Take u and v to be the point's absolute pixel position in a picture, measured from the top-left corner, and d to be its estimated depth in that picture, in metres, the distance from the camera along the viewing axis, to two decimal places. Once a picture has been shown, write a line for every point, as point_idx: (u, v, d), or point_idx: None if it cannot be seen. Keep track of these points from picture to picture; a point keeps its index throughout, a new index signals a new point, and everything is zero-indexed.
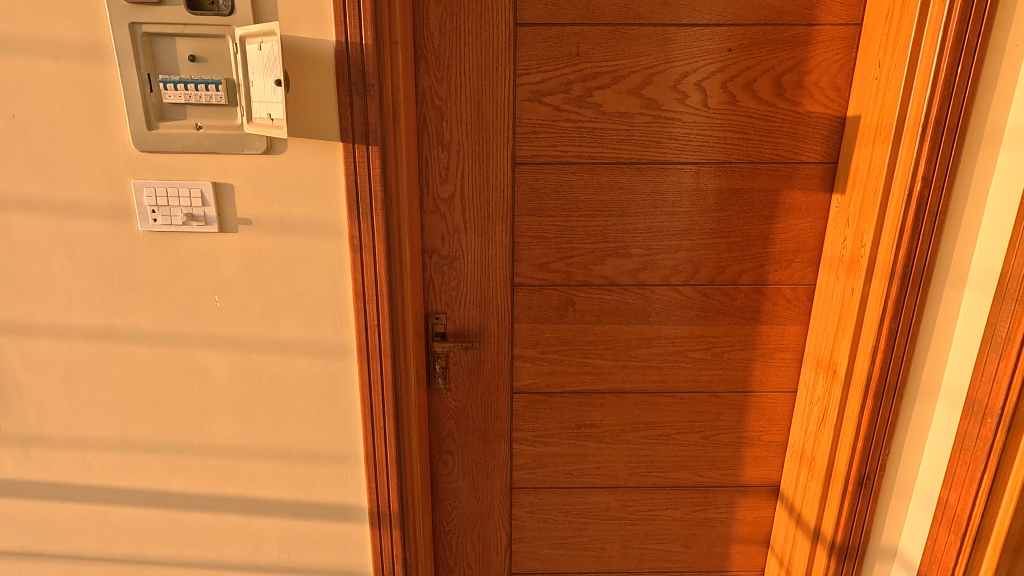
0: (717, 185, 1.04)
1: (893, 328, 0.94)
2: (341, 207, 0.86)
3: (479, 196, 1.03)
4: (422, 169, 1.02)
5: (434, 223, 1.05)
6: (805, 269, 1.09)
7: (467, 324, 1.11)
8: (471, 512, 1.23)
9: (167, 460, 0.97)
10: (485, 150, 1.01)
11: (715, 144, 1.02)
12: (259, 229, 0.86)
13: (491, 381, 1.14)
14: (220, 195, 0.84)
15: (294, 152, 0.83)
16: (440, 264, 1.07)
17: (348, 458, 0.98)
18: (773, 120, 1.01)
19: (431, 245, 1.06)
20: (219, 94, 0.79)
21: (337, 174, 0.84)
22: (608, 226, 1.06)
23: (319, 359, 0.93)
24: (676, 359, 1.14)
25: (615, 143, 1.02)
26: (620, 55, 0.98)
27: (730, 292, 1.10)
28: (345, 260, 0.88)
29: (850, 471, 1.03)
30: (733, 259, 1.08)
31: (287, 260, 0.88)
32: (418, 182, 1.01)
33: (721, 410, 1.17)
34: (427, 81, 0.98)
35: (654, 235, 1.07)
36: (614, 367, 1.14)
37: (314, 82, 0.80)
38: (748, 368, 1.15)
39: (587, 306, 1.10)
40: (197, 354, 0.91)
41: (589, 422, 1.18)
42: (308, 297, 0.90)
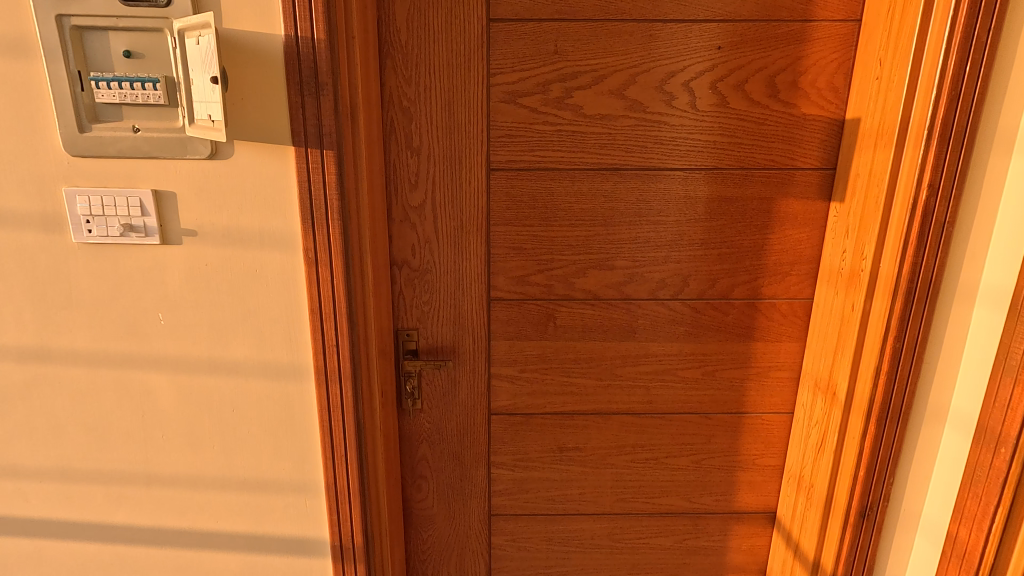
0: (707, 193, 0.97)
1: (897, 348, 0.87)
2: (295, 217, 0.79)
3: (451, 204, 0.96)
4: (391, 176, 0.95)
5: (404, 233, 0.98)
6: (802, 283, 1.01)
7: (440, 341, 1.04)
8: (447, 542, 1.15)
9: (111, 491, 0.89)
10: (456, 154, 0.94)
11: (704, 149, 0.95)
12: (205, 241, 0.79)
13: (466, 401, 1.07)
14: (161, 204, 0.77)
15: (242, 157, 0.76)
16: (412, 277, 1.00)
17: (308, 488, 0.90)
18: (765, 123, 0.94)
19: (401, 257, 0.99)
20: (157, 93, 0.72)
21: (289, 181, 0.77)
22: (590, 236, 0.99)
23: (273, 382, 0.85)
24: (665, 379, 1.07)
25: (597, 147, 0.95)
26: (602, 52, 0.91)
27: (722, 307, 1.02)
28: (300, 276, 0.81)
29: (851, 500, 0.95)
30: (724, 272, 1.01)
31: (237, 276, 0.81)
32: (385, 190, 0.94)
33: (713, 433, 1.10)
34: (394, 81, 0.91)
35: (639, 246, 0.99)
36: (598, 386, 1.07)
37: (262, 81, 0.73)
38: (741, 388, 1.07)
39: (568, 322, 1.03)
40: (140, 376, 0.84)
41: (572, 445, 1.10)
42: (260, 316, 0.82)
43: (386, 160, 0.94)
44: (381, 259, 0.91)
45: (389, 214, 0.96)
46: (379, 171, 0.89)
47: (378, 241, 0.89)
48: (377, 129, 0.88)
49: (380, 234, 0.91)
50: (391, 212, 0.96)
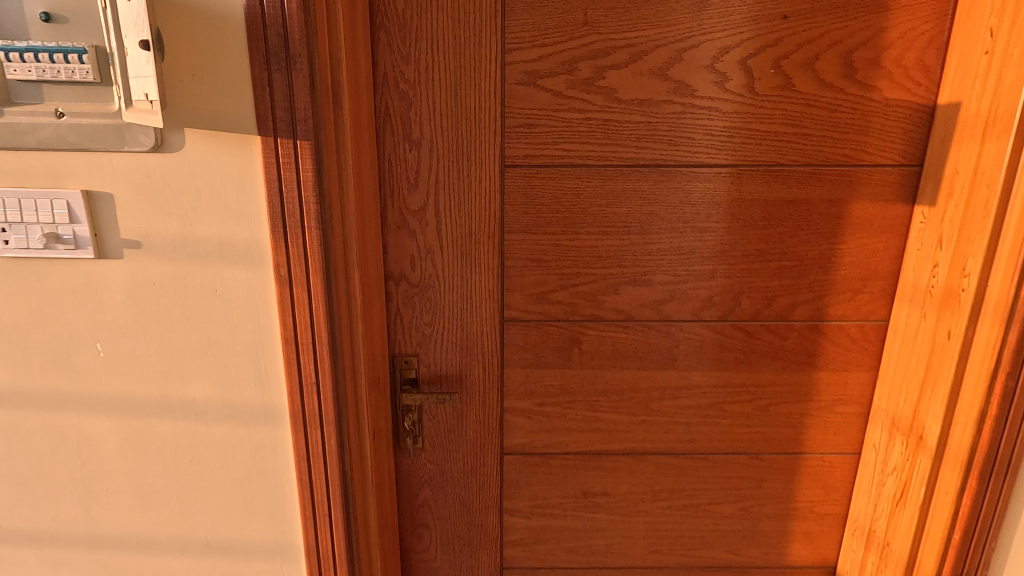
0: (765, 194, 0.81)
1: (1008, 386, 0.71)
2: (263, 225, 0.63)
3: (457, 208, 0.80)
4: (385, 174, 0.79)
5: (401, 243, 0.82)
6: (876, 302, 0.85)
7: (444, 369, 0.88)
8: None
9: (46, 555, 0.74)
10: (463, 148, 0.78)
11: (764, 142, 0.79)
12: (151, 254, 0.63)
13: (475, 439, 0.91)
14: (95, 209, 0.62)
15: (195, 149, 0.60)
16: (411, 294, 0.84)
17: (284, 553, 0.75)
18: (838, 109, 0.77)
19: (398, 270, 0.83)
20: (84, 67, 0.56)
21: (255, 180, 0.61)
22: (623, 246, 0.83)
23: (239, 427, 0.69)
24: (709, 414, 0.90)
25: (633, 140, 0.79)
26: (641, 24, 0.75)
27: (779, 330, 0.86)
28: (270, 298, 0.65)
29: (941, 567, 0.79)
30: (783, 288, 0.84)
31: (192, 298, 0.65)
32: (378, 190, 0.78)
33: (764, 476, 0.94)
34: (388, 58, 0.75)
35: (682, 258, 0.83)
36: (630, 422, 0.90)
37: (218, 51, 0.58)
38: (798, 425, 0.91)
39: (596, 348, 0.87)
40: (76, 419, 0.68)
41: (598, 490, 0.94)
42: (221, 347, 0.66)
43: (378, 154, 0.78)
44: (373, 274, 0.75)
45: (383, 220, 0.81)
46: (371, 167, 0.73)
47: (369, 253, 0.73)
48: (368, 117, 0.72)
49: (373, 244, 0.75)
50: (386, 217, 0.81)
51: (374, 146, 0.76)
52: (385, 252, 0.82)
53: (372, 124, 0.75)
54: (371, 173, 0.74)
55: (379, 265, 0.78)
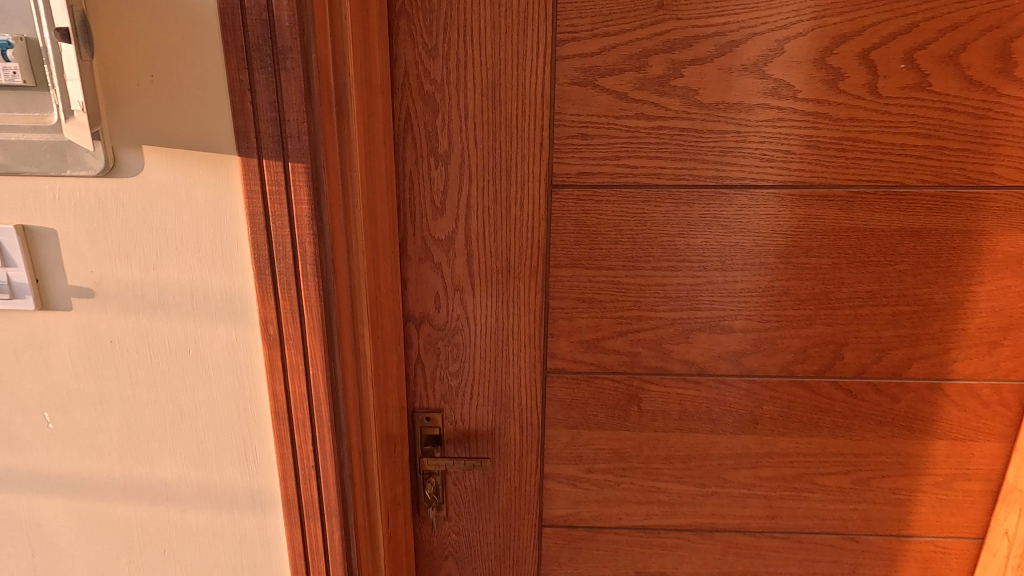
0: (883, 223, 0.64)
1: None
2: (246, 271, 0.48)
3: (493, 236, 0.66)
4: (404, 195, 0.64)
5: (424, 278, 0.67)
6: (1019, 359, 0.67)
7: (474, 426, 0.73)
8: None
9: None
10: (501, 165, 0.63)
11: (884, 158, 0.61)
12: (107, 306, 0.50)
13: (509, 509, 0.76)
14: (36, 248, 0.48)
15: (158, 173, 0.46)
16: (435, 339, 0.70)
17: None
18: (987, 116, 0.60)
19: (421, 310, 0.69)
20: (11, 67, 0.42)
21: (235, 213, 0.47)
22: (697, 285, 0.67)
23: (220, 515, 0.56)
24: (795, 488, 0.74)
25: (713, 154, 0.62)
26: (732, 6, 0.58)
27: (891, 390, 0.69)
28: (256, 361, 0.51)
29: None
30: (899, 340, 0.67)
31: (159, 359, 0.51)
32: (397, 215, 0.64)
33: (860, 562, 0.77)
34: (410, 52, 0.60)
35: (772, 301, 0.67)
36: (697, 494, 0.75)
37: (187, 46, 0.44)
38: (907, 504, 0.74)
39: (660, 407, 0.71)
40: (24, 502, 0.55)
41: (655, 571, 0.78)
42: (196, 419, 0.53)
43: (396, 171, 0.63)
44: (389, 322, 0.61)
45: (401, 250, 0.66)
46: (386, 190, 0.59)
47: (384, 296, 0.58)
48: (383, 127, 0.57)
49: (389, 284, 0.60)
50: (405, 247, 0.66)
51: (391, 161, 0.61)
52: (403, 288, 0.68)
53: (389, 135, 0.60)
54: (388, 197, 0.59)
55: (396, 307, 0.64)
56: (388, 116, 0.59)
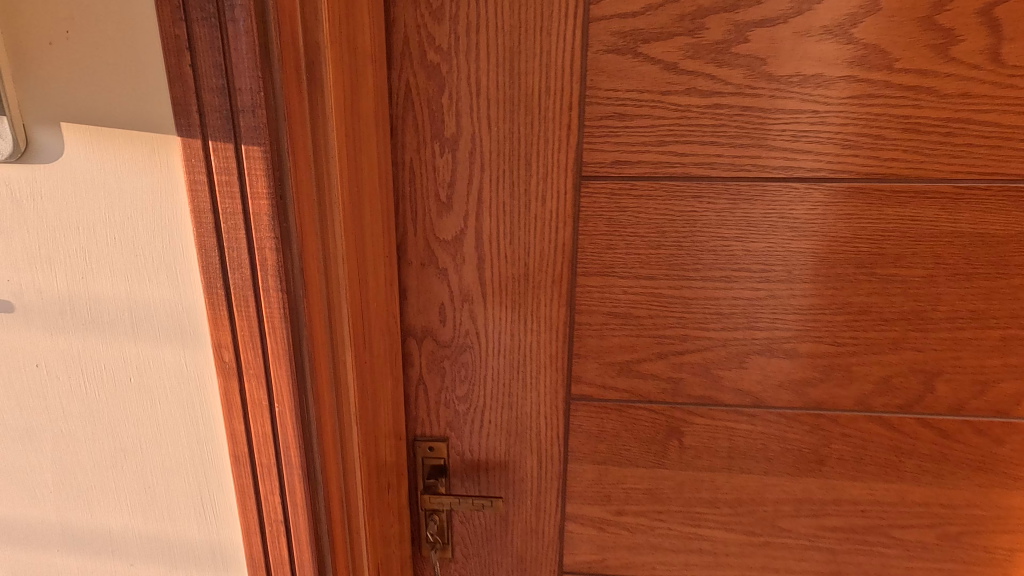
0: (996, 227, 0.51)
1: None
2: (195, 282, 0.39)
3: (508, 236, 0.55)
4: (403, 187, 0.54)
5: (427, 286, 0.57)
6: None
7: (484, 458, 0.63)
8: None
9: None
10: (519, 152, 0.53)
11: (1002, 145, 0.49)
12: (30, 322, 0.40)
13: (524, 553, 0.66)
14: None
15: (82, 158, 0.37)
16: (440, 357, 0.59)
17: None
18: None
19: (423, 322, 0.58)
20: None
21: (178, 209, 0.37)
22: (754, 299, 0.55)
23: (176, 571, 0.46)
24: (866, 542, 0.62)
25: (780, 139, 0.51)
26: None
27: (992, 431, 0.56)
28: (212, 393, 0.41)
29: None
30: (1007, 371, 0.55)
31: (96, 387, 0.42)
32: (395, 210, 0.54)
33: None
34: (412, 14, 0.50)
35: (847, 320, 0.55)
36: (747, 544, 0.63)
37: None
38: (1005, 566, 0.61)
39: (705, 442, 0.60)
40: None
41: None
42: (143, 460, 0.43)
43: (393, 158, 0.53)
44: (383, 339, 0.51)
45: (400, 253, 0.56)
46: (380, 182, 0.48)
47: (376, 311, 0.49)
48: (376, 104, 0.47)
49: (383, 295, 0.50)
50: (404, 249, 0.56)
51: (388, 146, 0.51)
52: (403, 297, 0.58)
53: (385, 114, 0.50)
54: (382, 190, 0.49)
55: (393, 322, 0.54)
56: (383, 92, 0.49)
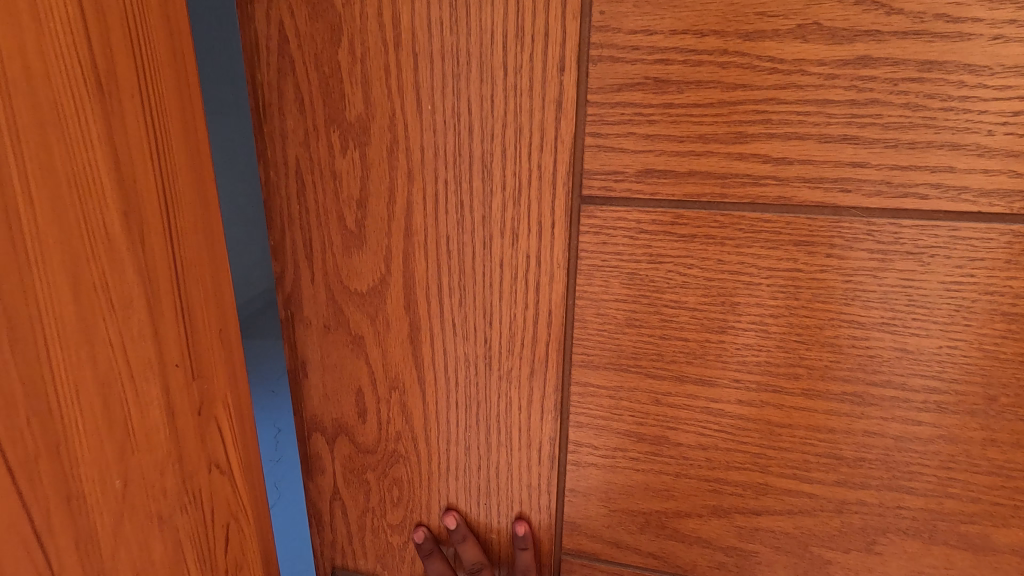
0: None
1: None
2: None
3: (458, 295, 0.32)
4: (283, 206, 0.33)
5: (335, 363, 0.36)
6: None
7: None
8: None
9: None
10: (469, 150, 0.29)
11: None
12: None
13: None
14: None
15: None
16: (359, 468, 0.38)
17: None
18: None
19: (332, 416, 0.37)
20: None
21: None
22: (904, 435, 0.29)
23: None
24: None
25: (1001, 134, 0.24)
26: None
27: None
28: None
29: None
30: None
31: None
32: (278, 240, 0.34)
33: None
34: None
35: None
36: None
37: None
38: None
39: None
40: None
41: None
42: None
43: (190, 152, 0.26)
44: (139, 533, 0.24)
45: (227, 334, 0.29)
46: (102, 209, 0.22)
47: (92, 488, 0.22)
48: (82, 41, 0.21)
49: (132, 444, 0.24)
50: (294, 304, 0.35)
51: (154, 128, 0.24)
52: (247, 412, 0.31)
53: (136, 56, 0.23)
54: (112, 226, 0.22)
55: (194, 478, 0.27)
56: (122, 4, 0.22)
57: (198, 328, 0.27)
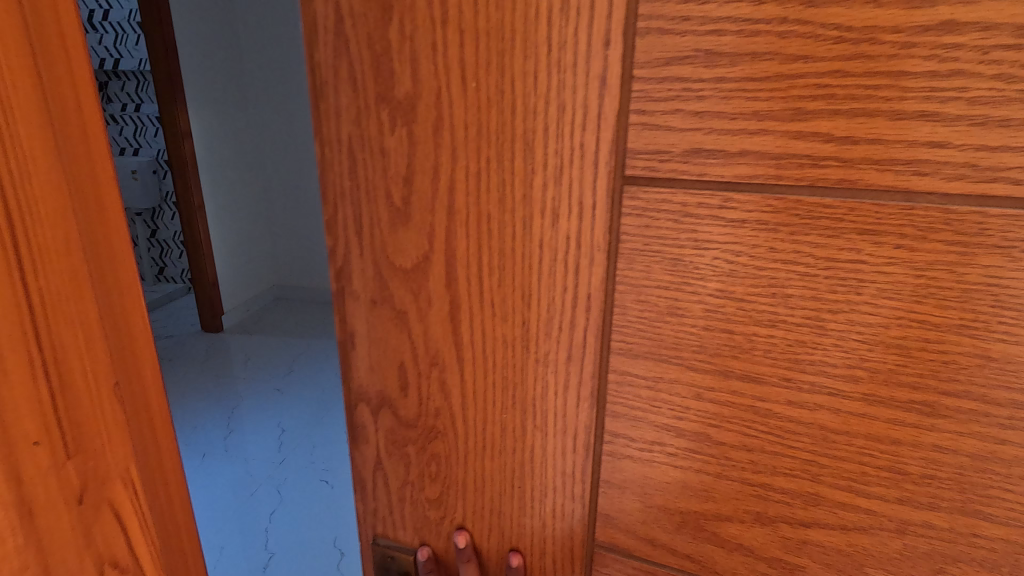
0: None
1: None
2: None
3: (496, 272, 0.32)
4: (334, 181, 0.34)
5: (380, 336, 0.37)
6: None
7: None
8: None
9: None
10: (511, 128, 0.29)
11: None
12: None
13: None
14: None
15: None
16: (398, 440, 0.39)
17: None
18: None
19: (376, 387, 0.38)
20: None
21: None
22: (985, 454, 0.26)
23: None
24: None
25: None
26: None
27: None
28: None
29: None
30: None
31: None
32: (329, 213, 0.35)
33: None
34: None
35: None
36: None
37: None
38: None
39: None
40: None
41: None
42: None
43: (38, 108, 0.20)
44: None
45: (114, 332, 0.23)
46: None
47: None
48: None
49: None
50: (343, 277, 0.36)
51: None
52: (159, 421, 0.26)
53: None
54: None
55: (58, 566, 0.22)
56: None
57: (77, 370, 0.22)
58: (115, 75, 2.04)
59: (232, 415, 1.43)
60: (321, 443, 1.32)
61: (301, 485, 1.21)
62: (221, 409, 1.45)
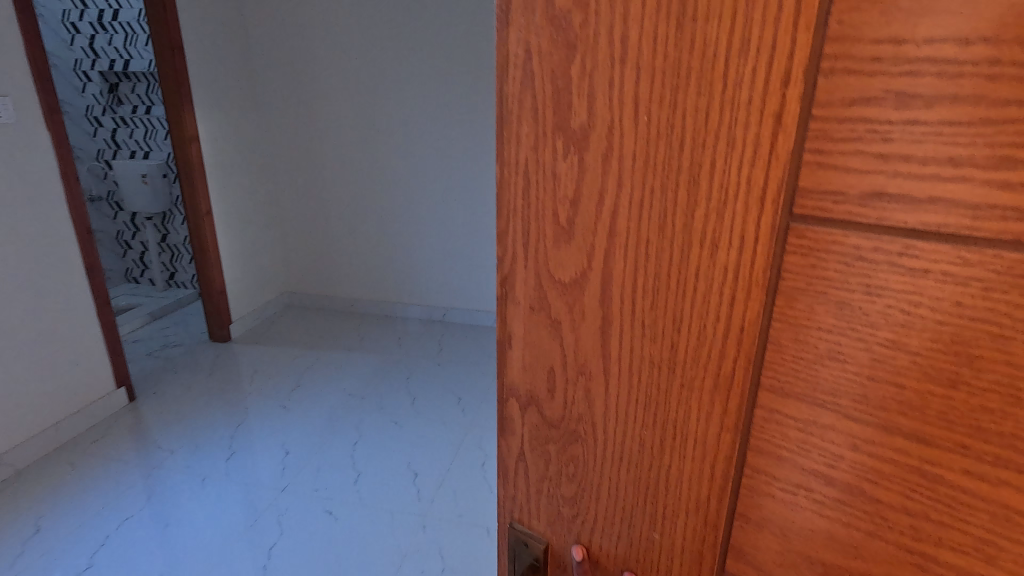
0: None
1: None
2: None
3: (648, 295, 0.34)
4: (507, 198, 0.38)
5: (535, 340, 0.40)
6: None
7: None
8: (122, 567, 1.44)
9: None
10: (680, 160, 0.30)
11: None
12: None
13: None
14: None
15: None
16: (540, 437, 0.42)
17: None
18: None
19: (524, 385, 0.42)
20: None
21: None
22: None
23: None
24: None
25: None
26: None
27: None
28: None
29: None
30: None
31: None
32: (501, 229, 0.39)
33: None
34: None
35: None
36: None
37: None
38: None
39: None
40: None
41: None
42: None
43: None
44: None
45: None
46: None
47: None
48: None
49: None
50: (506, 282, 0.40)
51: None
52: None
53: None
54: None
55: None
56: None
57: None
58: (127, 77, 3.11)
59: (237, 436, 1.99)
60: (320, 470, 1.81)
61: (304, 513, 1.64)
62: (227, 423, 2.06)
